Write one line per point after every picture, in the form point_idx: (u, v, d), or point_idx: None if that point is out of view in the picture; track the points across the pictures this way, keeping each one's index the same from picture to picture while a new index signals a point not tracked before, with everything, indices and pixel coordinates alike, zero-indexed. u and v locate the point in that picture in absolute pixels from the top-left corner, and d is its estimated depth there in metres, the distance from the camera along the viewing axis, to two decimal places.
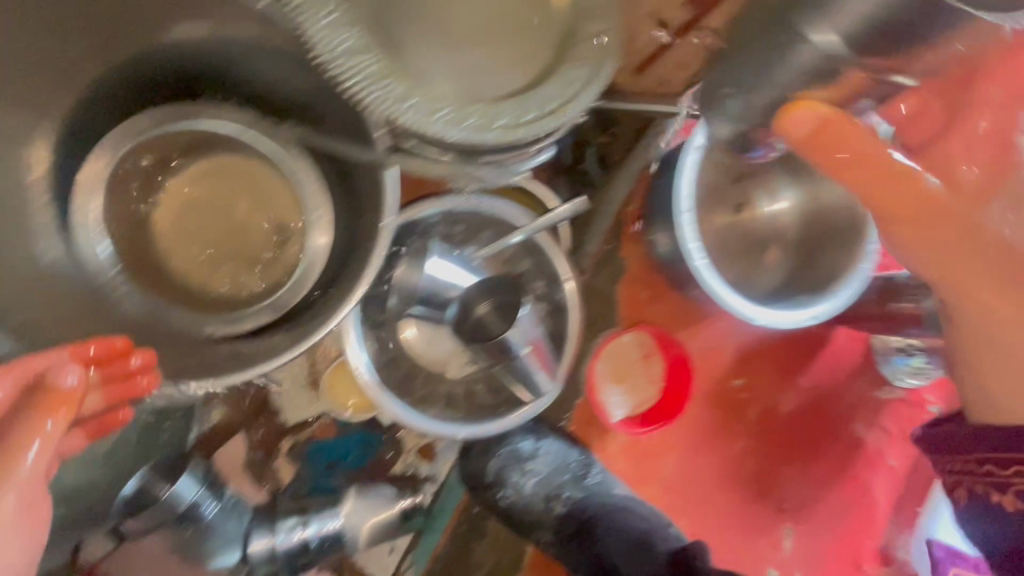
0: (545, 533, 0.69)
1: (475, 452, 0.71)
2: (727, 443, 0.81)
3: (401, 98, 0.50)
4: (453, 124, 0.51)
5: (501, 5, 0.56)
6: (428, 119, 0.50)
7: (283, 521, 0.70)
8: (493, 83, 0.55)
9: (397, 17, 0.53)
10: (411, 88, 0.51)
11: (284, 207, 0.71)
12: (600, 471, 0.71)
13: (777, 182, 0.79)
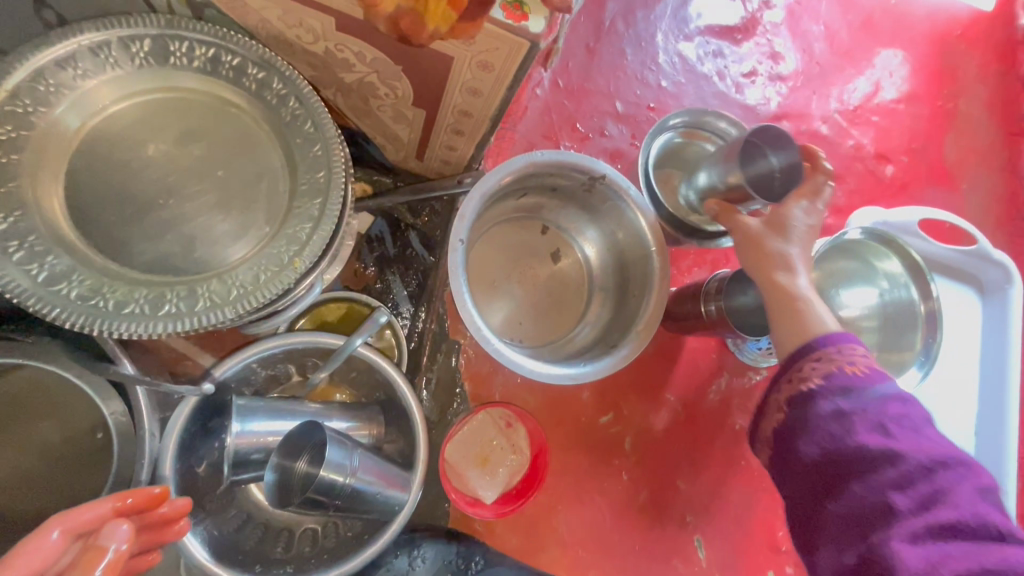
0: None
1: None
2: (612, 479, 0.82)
3: (123, 305, 0.51)
4: (185, 312, 0.52)
5: (218, 171, 0.57)
6: (156, 317, 0.51)
7: None
8: (226, 250, 0.56)
9: (107, 220, 0.53)
10: (133, 291, 0.51)
11: (80, 410, 0.67)
12: (482, 555, 0.71)
13: (579, 224, 0.82)
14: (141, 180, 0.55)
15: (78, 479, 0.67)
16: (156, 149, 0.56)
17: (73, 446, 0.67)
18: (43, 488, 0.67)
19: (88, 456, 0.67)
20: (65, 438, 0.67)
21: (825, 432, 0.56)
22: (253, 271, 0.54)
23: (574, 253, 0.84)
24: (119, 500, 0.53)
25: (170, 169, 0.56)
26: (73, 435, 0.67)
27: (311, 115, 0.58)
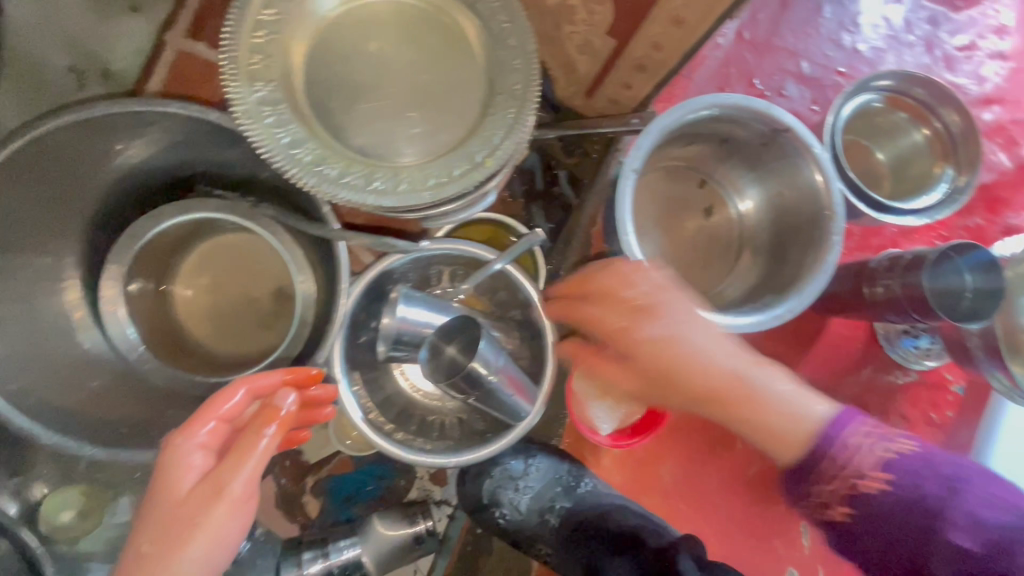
0: (545, 548, 0.71)
1: (470, 476, 0.75)
2: (720, 406, 0.64)
3: (338, 177, 0.57)
4: (387, 191, 0.57)
5: (423, 76, 0.62)
6: (364, 190, 0.57)
7: (307, 551, 0.77)
8: (423, 146, 0.61)
9: (334, 107, 0.61)
10: (347, 166, 0.58)
11: (279, 271, 0.80)
12: (591, 480, 0.73)
13: (741, 181, 0.79)
14: (361, 75, 0.62)
15: (266, 327, 0.79)
16: (378, 47, 0.62)
17: (268, 299, 0.80)
18: (236, 330, 0.80)
19: (273, 312, 0.80)
20: (262, 292, 0.80)
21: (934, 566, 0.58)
22: (446, 166, 0.58)
23: (729, 211, 0.81)
24: (285, 372, 0.62)
25: (385, 67, 0.62)
26: (270, 289, 0.80)
27: (519, 31, 0.61)
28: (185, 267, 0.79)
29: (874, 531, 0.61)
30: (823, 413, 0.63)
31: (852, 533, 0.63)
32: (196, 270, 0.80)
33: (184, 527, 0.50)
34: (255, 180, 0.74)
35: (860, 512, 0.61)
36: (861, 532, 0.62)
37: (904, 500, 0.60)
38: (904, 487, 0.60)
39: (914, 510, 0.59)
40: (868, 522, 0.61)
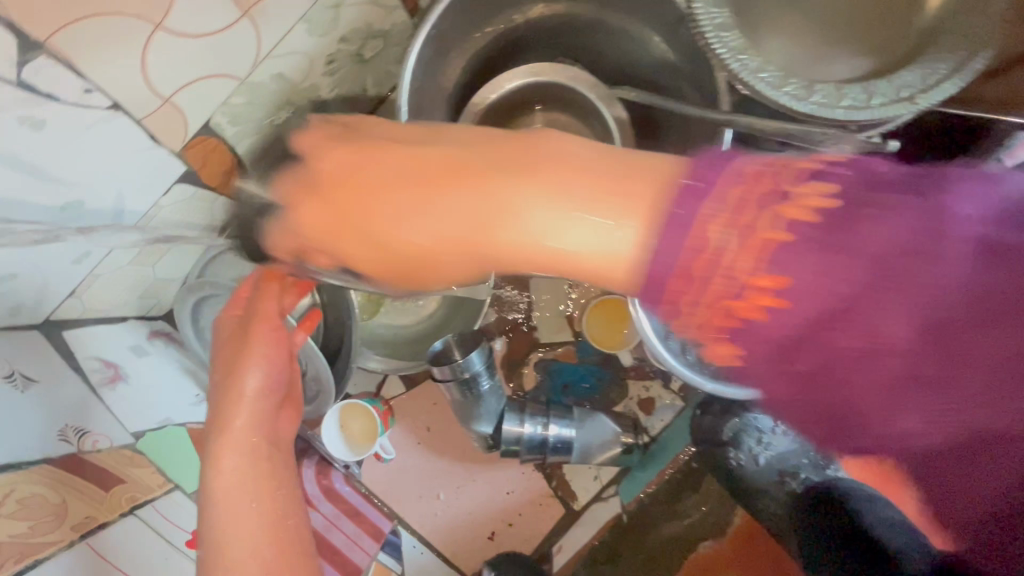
0: (766, 505, 0.71)
1: (711, 411, 0.76)
2: (510, 171, 0.34)
3: (756, 70, 0.56)
4: (800, 99, 0.55)
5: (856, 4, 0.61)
6: (777, 91, 0.55)
7: (528, 412, 0.82)
8: (837, 70, 0.59)
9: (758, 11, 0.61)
10: (765, 63, 0.57)
11: None
12: None
13: None
14: None
15: None
16: None
17: None
18: None
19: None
20: None
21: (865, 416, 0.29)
22: (867, 91, 0.55)
23: None
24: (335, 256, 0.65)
25: None
26: None
27: None
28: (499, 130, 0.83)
29: (773, 333, 0.30)
30: (648, 245, 0.31)
31: (796, 373, 0.30)
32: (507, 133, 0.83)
33: (240, 368, 0.53)
34: (611, 68, 0.76)
35: (762, 320, 0.30)
36: (803, 367, 0.29)
37: (819, 307, 0.28)
38: (854, 213, 0.29)
39: (902, 263, 0.28)
40: (822, 235, 0.29)
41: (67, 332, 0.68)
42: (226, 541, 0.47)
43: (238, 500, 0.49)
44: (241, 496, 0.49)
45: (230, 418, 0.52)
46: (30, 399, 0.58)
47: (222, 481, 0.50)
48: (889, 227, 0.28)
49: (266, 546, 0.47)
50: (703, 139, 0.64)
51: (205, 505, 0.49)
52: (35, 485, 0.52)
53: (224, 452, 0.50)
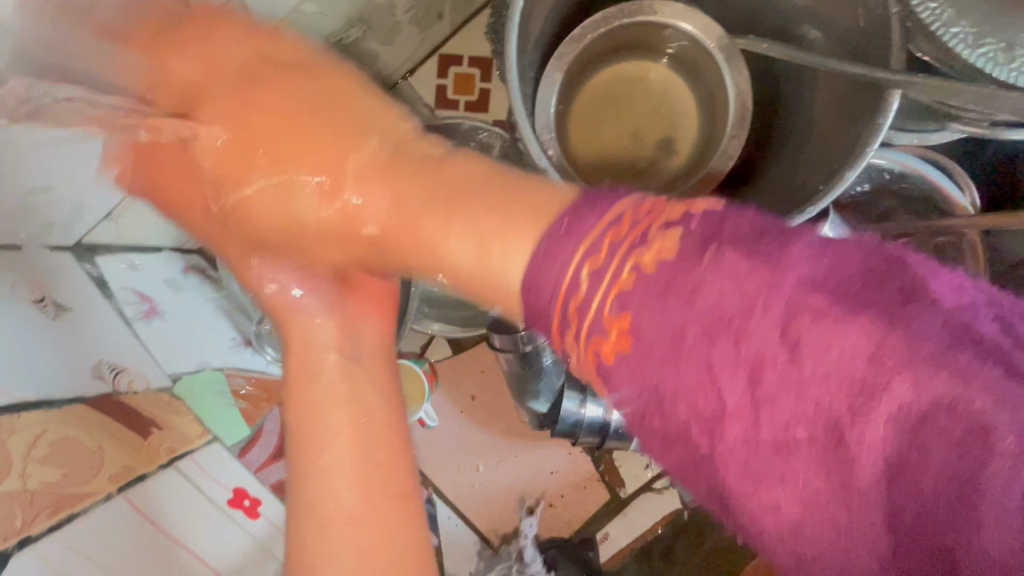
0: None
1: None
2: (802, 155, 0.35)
3: (947, 23, 0.48)
4: (996, 62, 0.48)
5: None
6: (971, 50, 0.48)
7: (591, 391, 0.75)
8: None
9: None
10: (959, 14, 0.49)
11: (682, 122, 0.75)
12: None
13: None
14: None
15: (642, 169, 0.74)
16: None
17: (656, 144, 0.74)
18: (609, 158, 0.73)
19: (657, 157, 0.74)
20: (652, 136, 0.75)
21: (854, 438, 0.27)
22: None
23: None
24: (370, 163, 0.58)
25: None
26: (660, 135, 0.75)
27: None
28: (591, 79, 0.74)
29: (638, 382, 0.32)
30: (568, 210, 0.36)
31: (654, 430, 0.32)
32: (598, 85, 0.74)
33: None
34: (735, 14, 0.67)
35: (617, 362, 0.32)
36: (663, 394, 0.31)
37: (660, 350, 0.31)
38: (688, 266, 0.30)
39: (732, 326, 0.29)
40: (662, 280, 0.31)
41: (101, 258, 0.61)
42: (319, 473, 0.43)
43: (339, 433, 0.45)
44: (331, 444, 0.44)
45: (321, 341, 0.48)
46: (65, 328, 0.51)
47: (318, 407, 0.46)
48: (663, 312, 0.30)
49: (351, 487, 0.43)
50: (853, 99, 0.55)
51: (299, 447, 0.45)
52: (69, 426, 0.46)
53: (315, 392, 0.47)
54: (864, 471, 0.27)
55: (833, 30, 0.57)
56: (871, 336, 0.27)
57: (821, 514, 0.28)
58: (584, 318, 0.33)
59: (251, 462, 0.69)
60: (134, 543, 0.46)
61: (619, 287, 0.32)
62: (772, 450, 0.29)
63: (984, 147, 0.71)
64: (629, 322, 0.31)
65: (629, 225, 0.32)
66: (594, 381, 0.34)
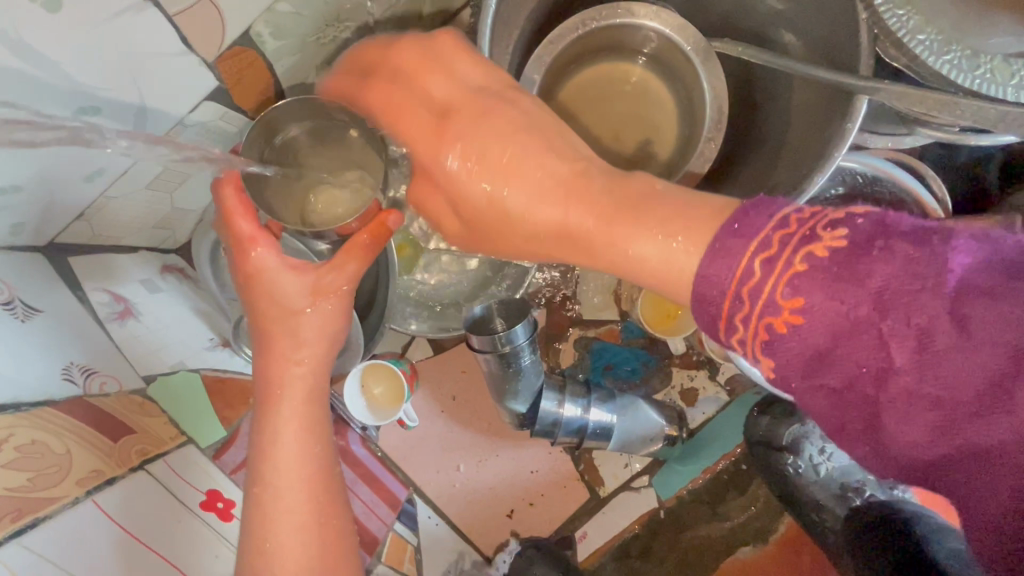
0: (827, 518, 0.76)
1: (774, 416, 0.78)
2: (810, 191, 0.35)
3: (914, 30, 0.49)
4: (962, 69, 0.49)
5: None
6: (937, 58, 0.49)
7: (569, 391, 0.76)
8: (1001, 41, 0.50)
9: None
10: (924, 22, 0.49)
11: (661, 124, 0.75)
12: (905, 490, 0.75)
13: None
14: None
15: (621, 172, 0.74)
16: None
17: (635, 145, 0.75)
18: None
19: (635, 158, 0.74)
20: (632, 138, 0.75)
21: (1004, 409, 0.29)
22: None
23: None
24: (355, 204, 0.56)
25: None
26: (639, 138, 0.75)
27: None
28: (571, 79, 0.74)
29: (801, 346, 0.33)
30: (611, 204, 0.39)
31: (823, 388, 0.33)
32: (577, 86, 0.75)
33: None
34: (712, 17, 0.67)
35: (789, 336, 0.33)
36: (834, 357, 0.32)
37: (833, 323, 0.31)
38: (869, 247, 0.31)
39: (910, 302, 0.30)
40: (835, 266, 0.31)
41: (74, 258, 0.61)
42: (272, 469, 0.46)
43: (287, 448, 0.46)
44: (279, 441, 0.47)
45: (278, 358, 0.48)
46: (32, 329, 0.51)
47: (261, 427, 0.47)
48: (832, 291, 0.31)
49: (293, 490, 0.46)
50: (824, 104, 0.56)
51: (258, 439, 0.47)
52: (36, 430, 0.46)
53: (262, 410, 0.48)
54: (1009, 414, 0.29)
55: (806, 34, 0.58)
56: (1011, 305, 0.29)
57: (979, 459, 0.30)
58: (757, 303, 0.33)
59: (227, 464, 0.67)
60: (105, 547, 0.46)
61: (796, 268, 0.32)
62: (915, 404, 0.30)
63: (958, 152, 0.72)
64: (802, 304, 0.32)
65: (796, 227, 0.33)
66: (750, 351, 0.35)
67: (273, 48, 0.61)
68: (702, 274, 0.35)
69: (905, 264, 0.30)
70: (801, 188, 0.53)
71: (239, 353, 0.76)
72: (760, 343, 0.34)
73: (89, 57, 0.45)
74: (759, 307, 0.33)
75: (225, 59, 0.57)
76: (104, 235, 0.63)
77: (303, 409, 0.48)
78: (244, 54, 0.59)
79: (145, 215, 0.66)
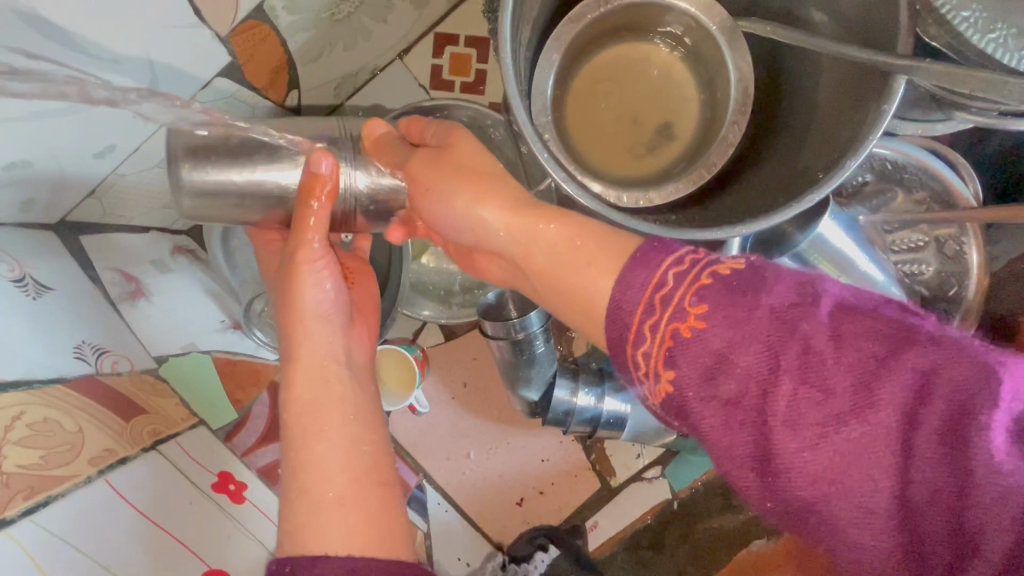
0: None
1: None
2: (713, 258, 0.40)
3: (958, 6, 0.47)
4: (1007, 48, 0.46)
5: None
6: (982, 36, 0.46)
7: (583, 380, 0.75)
8: None
9: None
10: None
11: (682, 107, 0.73)
12: None
13: None
14: None
15: (639, 155, 0.72)
16: None
17: (654, 129, 0.72)
18: (607, 144, 0.71)
19: (654, 143, 0.72)
20: (651, 121, 0.73)
21: (881, 412, 0.30)
22: None
23: None
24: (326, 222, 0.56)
25: None
26: (658, 121, 0.73)
27: None
28: (590, 60, 0.72)
29: (706, 353, 0.33)
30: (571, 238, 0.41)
31: (716, 400, 0.33)
32: (596, 68, 0.72)
33: None
34: None
35: (688, 342, 0.34)
36: (725, 372, 0.33)
37: (729, 334, 0.33)
38: (760, 274, 0.34)
39: (793, 313, 0.32)
40: (732, 283, 0.34)
41: (85, 237, 0.60)
42: (303, 458, 0.46)
43: (319, 437, 0.46)
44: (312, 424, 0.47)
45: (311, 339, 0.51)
46: (44, 306, 0.50)
47: (301, 423, 0.48)
48: (721, 307, 0.34)
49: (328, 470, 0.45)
50: (857, 85, 0.54)
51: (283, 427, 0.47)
52: (49, 408, 0.45)
53: (297, 406, 0.49)
54: (901, 439, 0.29)
55: (837, 13, 0.56)
56: (870, 325, 0.31)
57: (847, 464, 0.30)
58: (658, 331, 0.35)
59: (239, 446, 0.68)
60: (118, 528, 0.46)
61: (688, 285, 0.35)
62: (791, 423, 0.31)
63: (989, 140, 0.70)
64: (705, 313, 0.34)
65: (691, 263, 0.36)
66: (651, 369, 0.35)
67: (286, 23, 0.60)
68: (619, 286, 0.36)
69: (764, 286, 0.34)
70: (831, 172, 0.51)
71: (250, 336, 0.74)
72: (666, 348, 0.34)
73: (101, 25, 0.44)
74: (671, 326, 0.34)
75: (239, 34, 0.56)
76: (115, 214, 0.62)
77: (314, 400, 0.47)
78: (258, 29, 0.57)
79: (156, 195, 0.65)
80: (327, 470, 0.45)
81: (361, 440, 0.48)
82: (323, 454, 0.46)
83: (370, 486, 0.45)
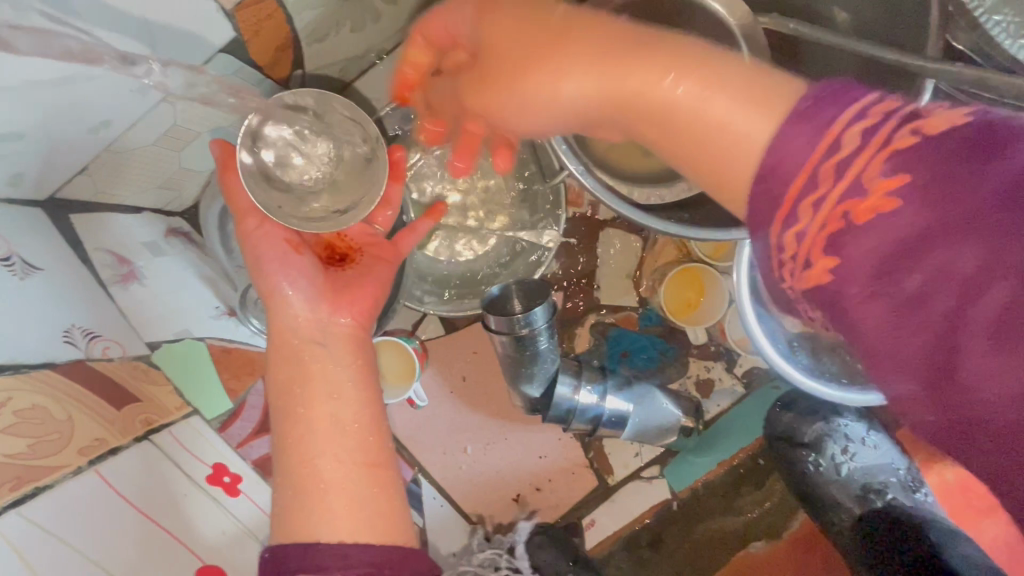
0: (841, 519, 0.75)
1: (796, 412, 0.77)
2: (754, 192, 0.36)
3: (990, 10, 0.46)
4: None
5: None
6: (1012, 41, 0.46)
7: (586, 377, 0.74)
8: None
9: None
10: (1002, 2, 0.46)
11: None
12: (928, 494, 0.75)
13: None
14: None
15: None
16: None
17: None
18: None
19: None
20: None
21: None
22: None
23: None
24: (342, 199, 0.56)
25: None
26: None
27: None
28: None
29: (875, 249, 0.28)
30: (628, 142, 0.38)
31: (882, 295, 0.27)
32: None
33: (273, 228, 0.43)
34: None
35: (867, 228, 0.28)
36: (913, 264, 0.27)
37: (926, 218, 0.27)
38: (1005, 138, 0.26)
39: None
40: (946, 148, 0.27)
41: (76, 215, 0.57)
42: (310, 451, 0.45)
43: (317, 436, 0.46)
44: (307, 416, 0.47)
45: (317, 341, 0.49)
46: (32, 287, 0.48)
47: (284, 407, 0.47)
48: (936, 170, 0.27)
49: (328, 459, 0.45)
50: (881, 87, 0.53)
51: (281, 415, 0.48)
52: (37, 395, 0.43)
53: (280, 388, 0.48)
54: None
55: (860, 12, 0.55)
56: None
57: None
58: (825, 202, 0.29)
59: (232, 437, 0.67)
60: (107, 521, 0.44)
61: (891, 146, 0.28)
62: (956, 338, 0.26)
63: None
64: (902, 185, 0.27)
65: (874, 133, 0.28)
66: (804, 252, 0.30)
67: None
68: (776, 144, 0.30)
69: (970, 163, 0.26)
70: None
71: (245, 323, 0.70)
72: (827, 233, 0.29)
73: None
74: (823, 196, 0.29)
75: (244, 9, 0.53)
76: (106, 194, 0.59)
77: (315, 392, 0.47)
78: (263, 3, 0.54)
79: (154, 181, 0.63)
80: (312, 454, 0.45)
81: (343, 420, 0.47)
82: (306, 438, 0.46)
83: (357, 469, 0.46)
